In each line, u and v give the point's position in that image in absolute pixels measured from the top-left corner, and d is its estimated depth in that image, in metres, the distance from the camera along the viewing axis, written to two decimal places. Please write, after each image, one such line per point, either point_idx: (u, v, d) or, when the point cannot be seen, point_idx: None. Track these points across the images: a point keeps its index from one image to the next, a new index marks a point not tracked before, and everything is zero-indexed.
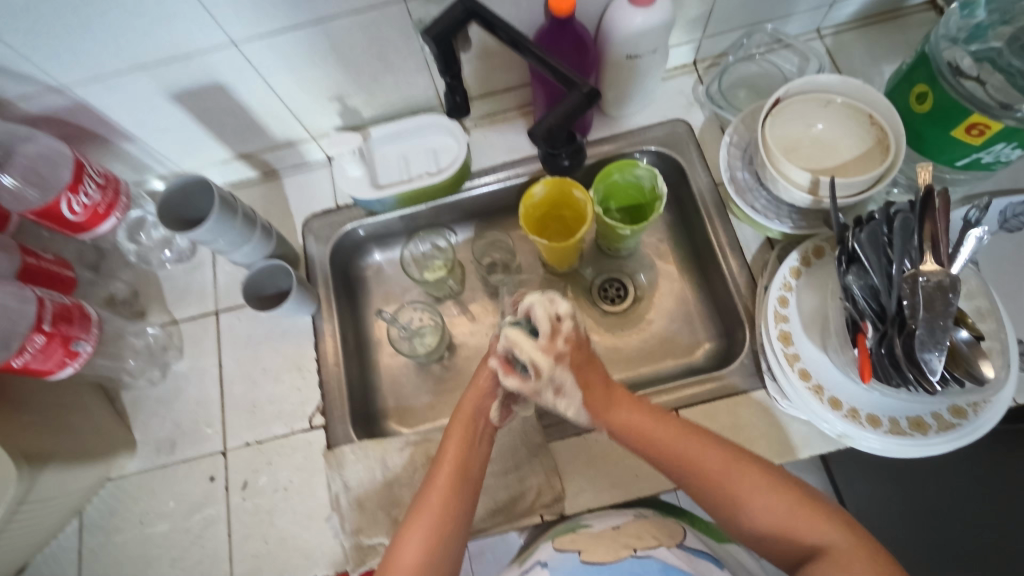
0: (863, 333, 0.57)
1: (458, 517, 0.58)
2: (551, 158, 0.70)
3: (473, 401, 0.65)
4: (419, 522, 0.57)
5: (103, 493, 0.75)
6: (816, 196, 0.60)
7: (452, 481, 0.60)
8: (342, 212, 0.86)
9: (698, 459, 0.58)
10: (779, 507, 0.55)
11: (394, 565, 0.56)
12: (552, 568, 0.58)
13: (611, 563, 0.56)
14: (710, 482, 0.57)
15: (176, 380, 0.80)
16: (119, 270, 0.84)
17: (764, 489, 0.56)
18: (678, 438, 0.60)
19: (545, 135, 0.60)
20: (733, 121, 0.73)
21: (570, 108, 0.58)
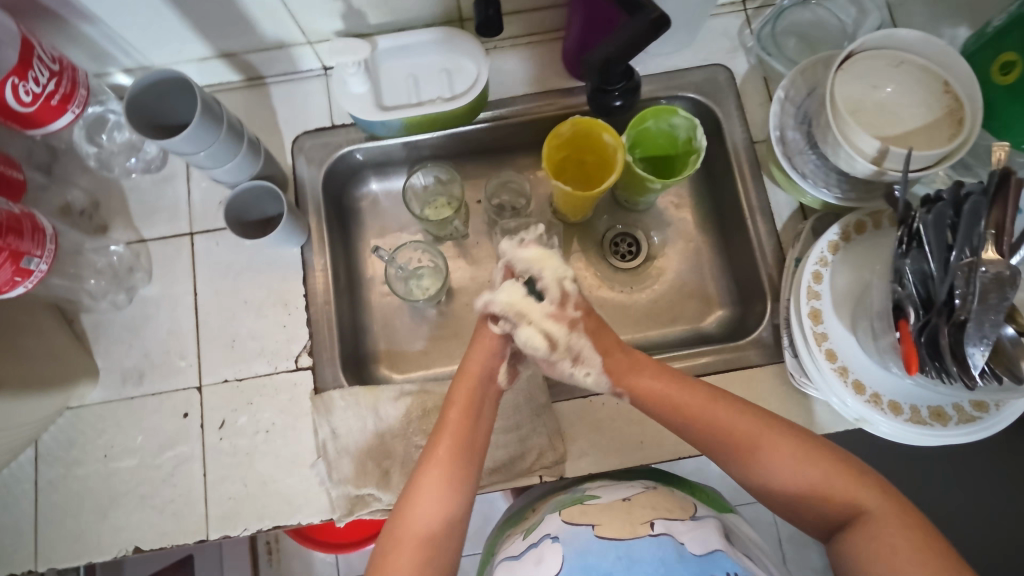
0: (904, 317, 0.54)
1: (464, 483, 0.56)
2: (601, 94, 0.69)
3: (475, 363, 0.62)
4: (425, 485, 0.55)
5: (62, 422, 0.69)
6: (879, 166, 0.55)
7: (455, 447, 0.57)
8: (338, 133, 0.77)
9: (727, 425, 0.56)
10: (815, 476, 0.53)
11: (400, 540, 0.52)
12: (563, 542, 0.56)
13: (626, 539, 0.54)
14: (741, 452, 0.55)
15: (145, 306, 0.72)
16: (75, 175, 0.73)
17: (798, 459, 0.53)
18: (710, 407, 0.57)
19: (602, 66, 0.64)
20: (790, 74, 0.67)
21: (632, 35, 0.60)
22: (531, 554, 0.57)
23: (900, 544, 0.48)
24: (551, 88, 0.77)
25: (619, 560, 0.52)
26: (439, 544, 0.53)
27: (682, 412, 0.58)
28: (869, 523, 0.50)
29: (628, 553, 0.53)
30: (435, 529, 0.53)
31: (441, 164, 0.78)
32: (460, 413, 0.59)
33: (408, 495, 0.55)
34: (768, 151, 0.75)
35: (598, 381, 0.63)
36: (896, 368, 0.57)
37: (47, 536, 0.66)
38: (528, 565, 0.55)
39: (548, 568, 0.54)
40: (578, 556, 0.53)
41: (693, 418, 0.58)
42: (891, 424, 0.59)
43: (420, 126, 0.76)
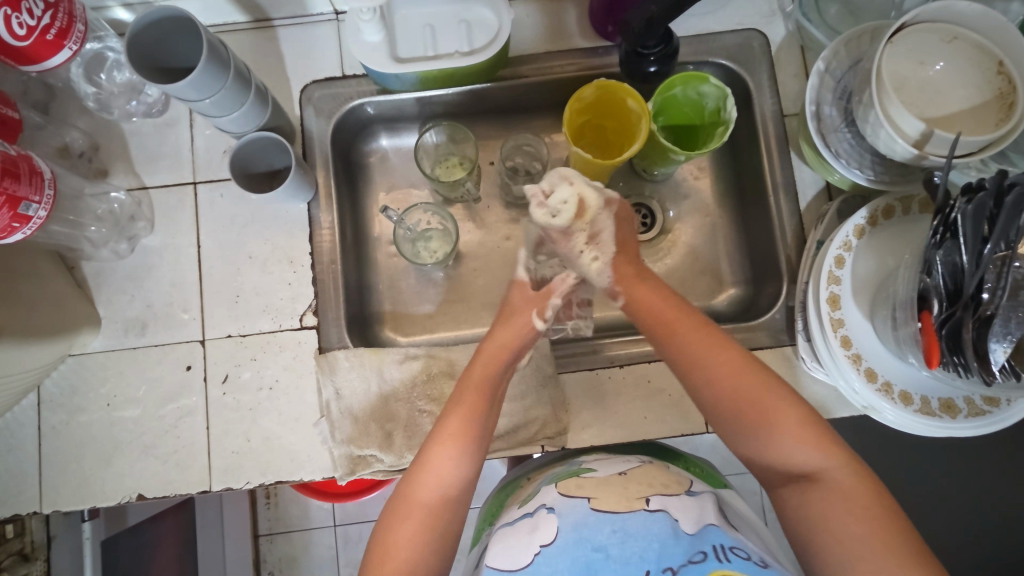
0: (927, 308, 0.52)
1: (478, 453, 0.56)
2: (636, 60, 0.67)
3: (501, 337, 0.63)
4: (439, 449, 0.54)
5: (64, 370, 0.68)
6: (921, 150, 0.52)
7: (474, 414, 0.57)
8: (349, 84, 0.73)
9: (715, 361, 0.55)
10: (788, 430, 0.51)
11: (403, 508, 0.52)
12: (558, 515, 0.54)
13: (622, 513, 0.52)
14: (721, 392, 0.54)
15: (147, 256, 0.70)
16: (74, 116, 0.70)
17: (775, 409, 0.52)
18: (705, 340, 0.56)
19: (643, 25, 0.61)
20: (833, 44, 0.62)
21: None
22: (525, 523, 0.55)
23: (848, 509, 0.46)
24: (574, 47, 0.73)
25: (615, 534, 0.50)
26: (454, 508, 0.53)
27: (682, 340, 0.57)
28: (824, 486, 0.48)
29: (624, 527, 0.51)
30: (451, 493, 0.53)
31: (453, 124, 0.75)
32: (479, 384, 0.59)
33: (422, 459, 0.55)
34: (797, 126, 0.72)
35: (603, 271, 0.66)
36: (913, 359, 0.56)
37: (51, 479, 0.67)
38: (521, 534, 0.54)
39: (541, 540, 0.52)
40: (572, 527, 0.52)
41: (688, 347, 0.57)
42: (899, 414, 0.59)
43: (434, 81, 0.72)
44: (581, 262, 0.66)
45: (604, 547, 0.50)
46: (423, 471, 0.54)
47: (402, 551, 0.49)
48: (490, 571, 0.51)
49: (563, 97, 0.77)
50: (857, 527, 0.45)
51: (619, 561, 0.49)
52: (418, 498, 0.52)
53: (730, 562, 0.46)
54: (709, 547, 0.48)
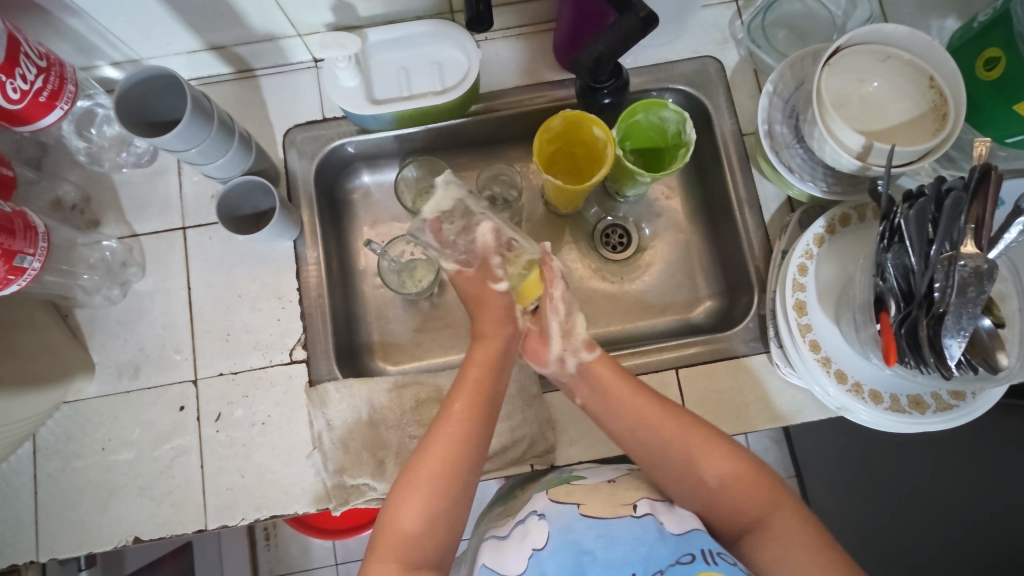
0: (885, 309, 0.55)
1: (468, 470, 0.56)
2: (591, 93, 0.71)
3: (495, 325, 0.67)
4: (425, 475, 0.55)
5: (59, 417, 0.69)
6: (864, 161, 0.56)
7: (464, 432, 0.58)
8: (330, 126, 0.77)
9: (656, 425, 0.58)
10: (731, 483, 0.54)
11: (394, 523, 0.53)
12: (549, 520, 0.55)
13: (607, 518, 0.54)
14: (661, 450, 0.57)
15: (139, 300, 0.72)
16: (66, 170, 0.73)
17: (712, 461, 0.55)
18: (645, 406, 0.59)
19: (593, 65, 0.60)
20: (779, 67, 0.67)
21: (620, 34, 0.58)
22: (516, 530, 0.56)
23: (797, 546, 0.49)
24: (541, 81, 0.78)
25: (600, 538, 0.52)
26: (438, 538, 0.53)
27: (619, 403, 0.60)
28: (774, 536, 0.50)
29: (608, 532, 0.53)
30: (432, 523, 0.53)
31: (427, 158, 0.79)
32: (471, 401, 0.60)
33: (395, 497, 0.54)
34: (756, 143, 0.76)
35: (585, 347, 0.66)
36: (876, 359, 0.58)
37: (48, 527, 0.67)
38: (513, 540, 0.56)
39: (534, 542, 0.54)
40: (564, 533, 0.54)
41: (629, 415, 0.59)
42: (872, 412, 0.61)
43: (410, 120, 0.76)
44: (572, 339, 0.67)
45: (591, 549, 0.52)
46: (398, 507, 0.54)
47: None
48: (484, 570, 0.54)
49: (535, 127, 0.81)
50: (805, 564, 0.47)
51: (603, 563, 0.51)
52: (404, 519, 0.53)
53: (717, 566, 0.48)
54: (696, 550, 0.50)
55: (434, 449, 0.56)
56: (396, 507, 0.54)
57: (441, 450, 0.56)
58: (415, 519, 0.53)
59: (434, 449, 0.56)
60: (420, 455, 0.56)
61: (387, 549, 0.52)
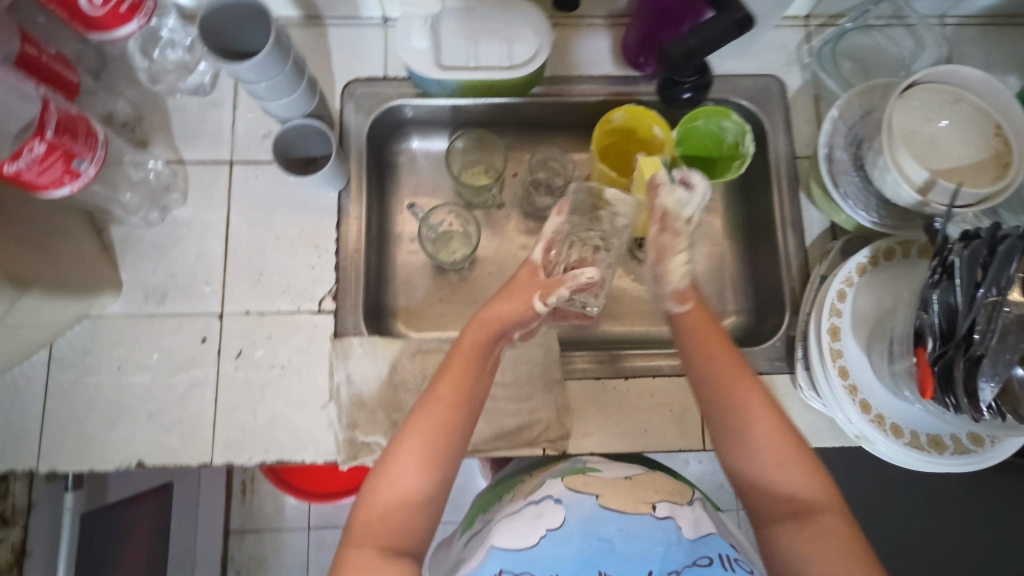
0: (921, 344, 0.55)
1: (434, 480, 0.53)
2: (672, 86, 0.73)
3: (494, 313, 0.62)
4: (394, 474, 0.52)
5: (79, 329, 0.69)
6: (924, 197, 0.56)
7: (431, 434, 0.54)
8: (390, 85, 0.77)
9: (741, 392, 0.56)
10: (791, 471, 0.52)
11: (370, 509, 0.52)
12: (565, 506, 0.55)
13: (629, 513, 0.54)
14: (736, 419, 0.55)
15: (176, 227, 0.72)
16: (122, 85, 0.72)
17: (779, 447, 0.53)
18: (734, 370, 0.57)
19: (682, 58, 0.63)
20: (847, 94, 0.67)
21: (714, 33, 0.60)
22: (530, 510, 0.56)
23: (833, 548, 0.48)
24: (605, 74, 0.78)
25: (619, 531, 0.53)
26: (422, 519, 0.52)
27: (709, 362, 0.58)
28: (816, 531, 0.49)
29: (628, 527, 0.53)
30: (416, 508, 0.52)
31: (473, 131, 0.79)
32: (458, 383, 0.57)
33: (378, 471, 0.53)
34: (808, 168, 0.77)
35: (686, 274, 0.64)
36: (907, 393, 0.58)
37: (52, 437, 0.67)
38: (525, 518, 0.55)
39: (548, 524, 0.54)
40: (581, 520, 0.54)
41: (714, 376, 0.57)
42: (890, 445, 0.61)
43: (473, 91, 0.76)
44: (672, 262, 0.63)
45: (609, 539, 0.52)
46: (371, 496, 0.52)
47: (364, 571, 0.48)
48: (496, 551, 0.52)
49: (591, 118, 0.82)
50: (837, 566, 0.47)
51: (621, 555, 0.52)
52: (375, 512, 0.51)
53: (734, 573, 0.50)
54: (715, 555, 0.52)
55: (414, 431, 0.54)
56: (380, 479, 0.52)
57: (426, 434, 0.54)
58: (396, 500, 0.52)
59: (419, 431, 0.54)
60: (402, 433, 0.54)
61: (361, 533, 0.50)
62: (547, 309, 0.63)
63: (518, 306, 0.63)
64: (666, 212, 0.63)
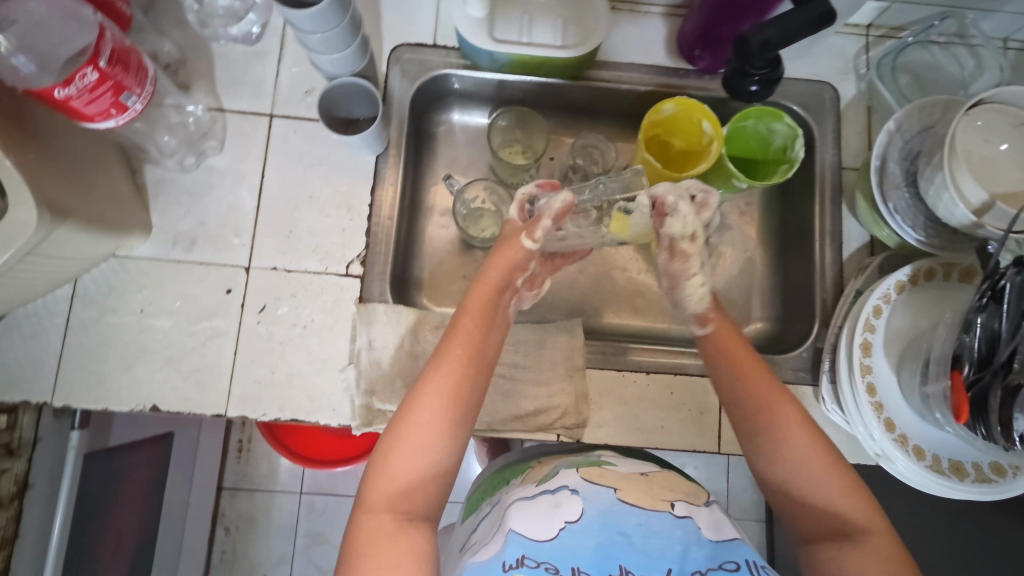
0: (957, 368, 0.54)
1: (443, 453, 0.52)
2: (740, 78, 0.69)
3: (496, 275, 0.63)
4: (405, 443, 0.52)
5: (105, 267, 0.68)
6: (979, 218, 0.56)
7: (440, 403, 0.54)
8: (438, 53, 0.76)
9: (776, 406, 0.56)
10: (831, 485, 0.51)
11: (384, 478, 0.51)
12: (583, 497, 0.57)
13: (648, 509, 0.56)
14: (775, 434, 0.55)
15: (210, 174, 0.71)
16: (169, 26, 0.71)
17: (820, 461, 0.52)
18: (769, 386, 0.57)
19: (759, 49, 0.59)
20: (907, 107, 0.65)
21: (795, 25, 0.57)
22: (547, 499, 0.57)
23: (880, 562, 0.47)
24: (658, 64, 0.77)
25: (639, 527, 0.54)
26: (433, 485, 0.52)
27: (743, 376, 0.59)
28: (861, 546, 0.48)
29: (648, 523, 0.55)
30: (428, 475, 0.51)
31: (516, 107, 0.78)
32: (467, 348, 0.57)
33: (391, 437, 0.52)
34: (853, 180, 0.75)
35: (704, 296, 0.64)
36: (939, 416, 0.58)
37: (70, 372, 0.67)
38: (543, 507, 0.56)
39: (567, 515, 0.55)
40: (599, 513, 0.55)
41: (748, 391, 0.58)
42: (911, 466, 0.61)
43: (522, 67, 0.75)
44: (687, 285, 0.64)
45: (628, 534, 0.54)
46: (385, 466, 0.51)
47: (379, 536, 0.48)
48: (513, 535, 0.53)
49: (636, 107, 0.80)
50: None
51: (641, 551, 0.53)
52: (390, 482, 0.51)
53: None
54: (742, 561, 0.53)
55: (425, 398, 0.54)
56: (394, 445, 0.52)
57: (438, 399, 0.54)
58: (413, 468, 0.51)
59: (432, 396, 0.54)
60: (414, 398, 0.54)
61: (376, 502, 0.50)
62: (537, 245, 0.64)
63: (512, 255, 0.64)
64: (673, 239, 0.63)
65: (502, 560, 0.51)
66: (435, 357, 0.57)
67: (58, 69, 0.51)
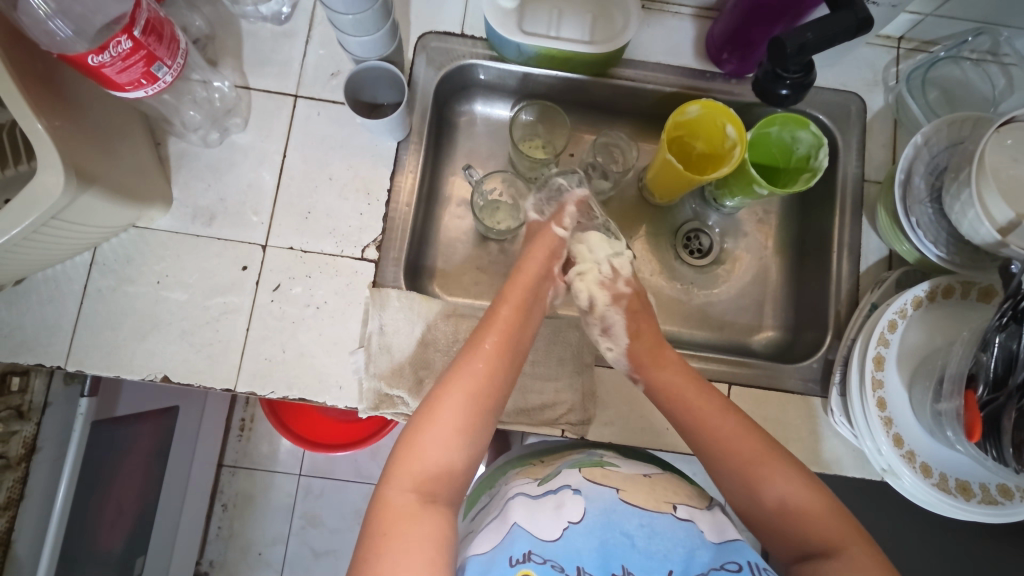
0: (972, 387, 0.53)
1: (467, 441, 0.56)
2: (772, 81, 0.67)
3: (529, 271, 0.68)
4: (436, 425, 0.55)
5: (124, 237, 0.69)
6: (1004, 237, 0.55)
7: (472, 390, 0.58)
8: (464, 43, 0.75)
9: (731, 439, 0.59)
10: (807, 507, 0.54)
11: (412, 456, 0.54)
12: (585, 498, 0.58)
13: (651, 510, 0.57)
14: (738, 463, 0.58)
15: (233, 151, 0.71)
16: (201, 2, 0.72)
17: (798, 487, 0.55)
18: (721, 420, 0.61)
19: (794, 52, 0.57)
20: (936, 122, 0.65)
21: (835, 29, 0.55)
22: (550, 499, 0.58)
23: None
24: (685, 66, 0.76)
25: (642, 527, 0.55)
26: (457, 469, 0.55)
27: (693, 413, 0.62)
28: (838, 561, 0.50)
29: (651, 524, 0.56)
30: (455, 458, 0.55)
31: (545, 103, 0.77)
32: (500, 341, 0.62)
33: (421, 422, 0.56)
34: (875, 193, 0.75)
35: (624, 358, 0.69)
36: (949, 434, 0.57)
37: (84, 338, 0.67)
38: (546, 507, 0.57)
39: (570, 516, 0.56)
40: (601, 512, 0.56)
41: (700, 429, 0.61)
42: (917, 483, 0.60)
43: (548, 61, 0.74)
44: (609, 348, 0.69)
45: (631, 535, 0.55)
46: (417, 445, 0.55)
47: (402, 512, 0.51)
48: (517, 530, 0.54)
49: (660, 109, 0.80)
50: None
51: (644, 552, 0.54)
52: (415, 462, 0.54)
53: None
54: (744, 562, 0.53)
55: (457, 386, 0.58)
56: (424, 430, 0.55)
57: (469, 388, 0.58)
58: (443, 451, 0.55)
59: (464, 384, 0.58)
60: (444, 386, 0.58)
61: (399, 480, 0.53)
62: (567, 233, 0.73)
63: (548, 244, 0.72)
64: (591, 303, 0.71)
65: (510, 554, 0.52)
66: (467, 348, 0.61)
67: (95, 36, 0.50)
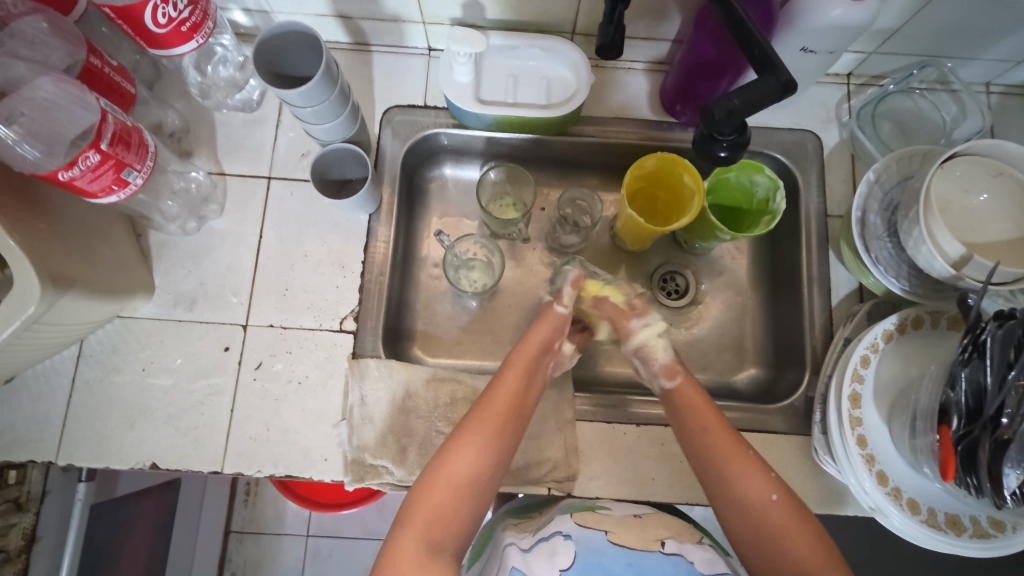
0: (946, 421, 0.53)
1: (479, 485, 0.56)
2: (709, 141, 0.66)
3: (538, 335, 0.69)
4: (448, 469, 0.56)
5: (109, 328, 0.71)
6: (958, 271, 0.56)
7: (486, 442, 0.58)
8: (428, 114, 0.79)
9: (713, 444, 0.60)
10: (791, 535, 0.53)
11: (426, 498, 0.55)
12: (575, 541, 0.58)
13: (640, 550, 0.57)
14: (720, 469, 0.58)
15: (210, 237, 0.74)
16: (174, 98, 0.76)
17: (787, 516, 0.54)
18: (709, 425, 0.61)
19: (723, 118, 0.58)
20: (885, 158, 0.67)
21: (761, 92, 0.56)
22: (541, 547, 0.58)
23: None
24: (641, 118, 0.79)
25: (631, 566, 0.55)
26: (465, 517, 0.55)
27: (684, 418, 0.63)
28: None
29: (640, 563, 0.55)
30: (467, 509, 0.55)
31: (516, 167, 0.80)
32: (512, 396, 0.62)
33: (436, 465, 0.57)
34: (839, 228, 0.76)
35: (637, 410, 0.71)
36: (928, 470, 0.57)
37: (73, 431, 0.69)
38: (539, 556, 0.57)
39: (561, 561, 0.56)
40: (589, 553, 0.56)
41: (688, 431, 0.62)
42: (906, 521, 0.60)
43: (509, 125, 0.77)
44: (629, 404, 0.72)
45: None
46: (429, 491, 0.55)
47: (413, 559, 0.51)
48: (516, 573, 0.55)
49: (622, 160, 0.82)
50: None
51: None
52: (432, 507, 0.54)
53: None
54: None
55: (474, 438, 0.58)
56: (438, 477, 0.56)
57: (483, 443, 0.58)
58: (457, 497, 0.55)
59: (480, 436, 0.58)
60: (461, 435, 0.59)
61: (409, 528, 0.53)
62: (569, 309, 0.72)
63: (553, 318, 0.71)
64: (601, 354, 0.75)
65: None
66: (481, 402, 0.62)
67: (63, 147, 0.52)
